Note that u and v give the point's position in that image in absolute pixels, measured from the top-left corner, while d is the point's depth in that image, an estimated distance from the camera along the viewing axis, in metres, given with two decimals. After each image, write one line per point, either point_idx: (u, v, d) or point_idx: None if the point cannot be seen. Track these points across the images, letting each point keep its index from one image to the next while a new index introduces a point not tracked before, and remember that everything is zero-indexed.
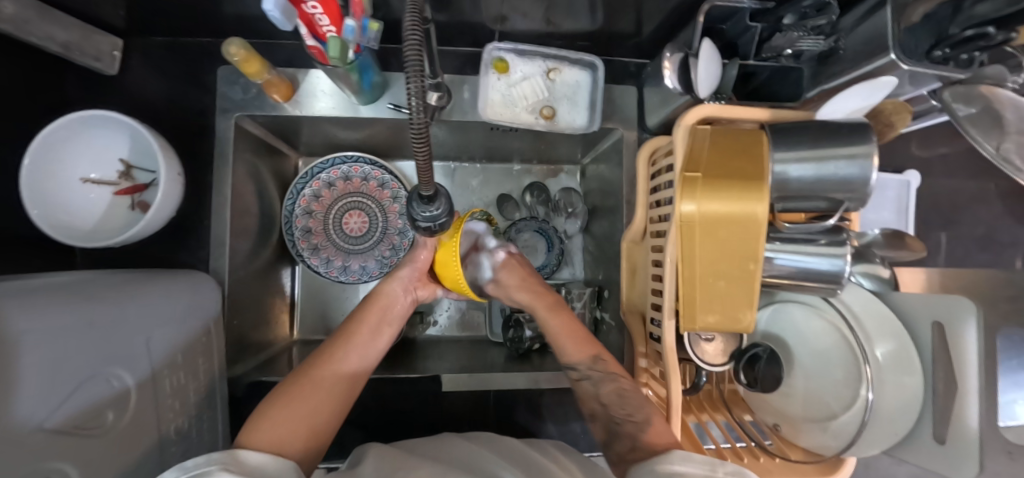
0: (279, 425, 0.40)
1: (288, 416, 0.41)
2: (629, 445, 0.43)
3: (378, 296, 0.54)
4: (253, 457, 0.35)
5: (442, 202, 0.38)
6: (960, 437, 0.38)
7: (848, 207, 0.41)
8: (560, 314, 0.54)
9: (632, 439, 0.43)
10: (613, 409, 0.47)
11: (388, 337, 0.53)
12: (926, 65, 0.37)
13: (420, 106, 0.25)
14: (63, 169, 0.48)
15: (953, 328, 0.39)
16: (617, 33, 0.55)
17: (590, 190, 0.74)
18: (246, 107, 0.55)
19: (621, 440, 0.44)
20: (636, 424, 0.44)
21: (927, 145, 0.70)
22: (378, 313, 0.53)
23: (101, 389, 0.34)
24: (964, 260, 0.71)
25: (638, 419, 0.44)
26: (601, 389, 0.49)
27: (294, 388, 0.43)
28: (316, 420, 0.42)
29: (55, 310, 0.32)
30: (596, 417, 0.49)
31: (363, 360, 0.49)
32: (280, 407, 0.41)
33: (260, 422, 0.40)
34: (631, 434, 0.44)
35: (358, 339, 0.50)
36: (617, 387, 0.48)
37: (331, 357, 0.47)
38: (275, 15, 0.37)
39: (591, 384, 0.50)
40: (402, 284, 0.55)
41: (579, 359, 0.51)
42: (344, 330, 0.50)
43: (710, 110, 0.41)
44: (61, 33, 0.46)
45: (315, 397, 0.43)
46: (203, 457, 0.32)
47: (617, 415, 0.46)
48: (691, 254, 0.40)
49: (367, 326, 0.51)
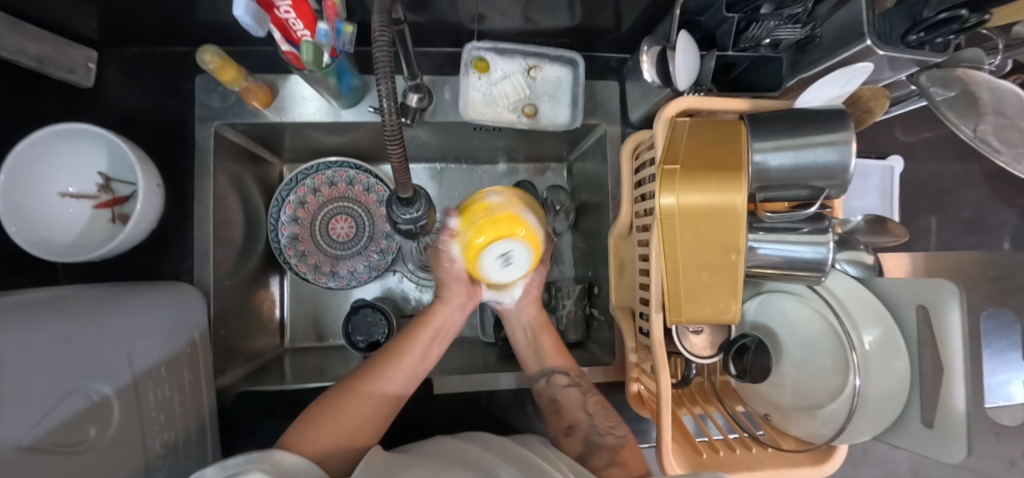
0: (330, 433, 0.39)
1: (336, 424, 0.40)
2: (607, 459, 0.44)
3: (432, 316, 0.53)
4: (290, 459, 0.33)
5: (421, 204, 0.40)
6: (947, 420, 0.38)
7: (829, 195, 0.41)
8: (544, 328, 0.57)
9: (611, 454, 0.45)
10: (596, 421, 0.49)
11: (433, 358, 0.51)
12: (901, 50, 0.38)
13: (391, 106, 0.29)
14: (40, 184, 0.47)
15: (936, 313, 0.39)
16: (597, 28, 0.55)
17: (577, 187, 0.73)
18: (226, 116, 0.55)
19: (600, 452, 0.45)
20: (617, 438, 0.47)
21: (911, 129, 0.70)
22: (427, 332, 0.51)
23: (81, 405, 0.33)
24: (952, 243, 0.72)
25: (618, 433, 0.48)
26: (587, 399, 0.52)
27: (342, 398, 0.43)
28: (355, 434, 0.41)
29: (24, 329, 0.30)
30: (575, 430, 0.49)
31: (408, 381, 0.48)
32: (328, 415, 0.41)
33: (308, 429, 0.39)
34: (610, 446, 0.46)
35: (407, 359, 0.48)
36: (598, 401, 0.52)
37: (377, 373, 0.46)
38: (247, 21, 0.37)
39: (578, 392, 0.52)
40: (454, 307, 0.54)
41: (568, 368, 0.54)
42: (394, 345, 0.49)
43: (688, 102, 0.41)
44: (33, 47, 0.45)
45: (361, 411, 0.43)
46: (243, 457, 0.31)
47: (599, 428, 0.49)
48: (673, 248, 0.40)
49: (417, 346, 0.50)
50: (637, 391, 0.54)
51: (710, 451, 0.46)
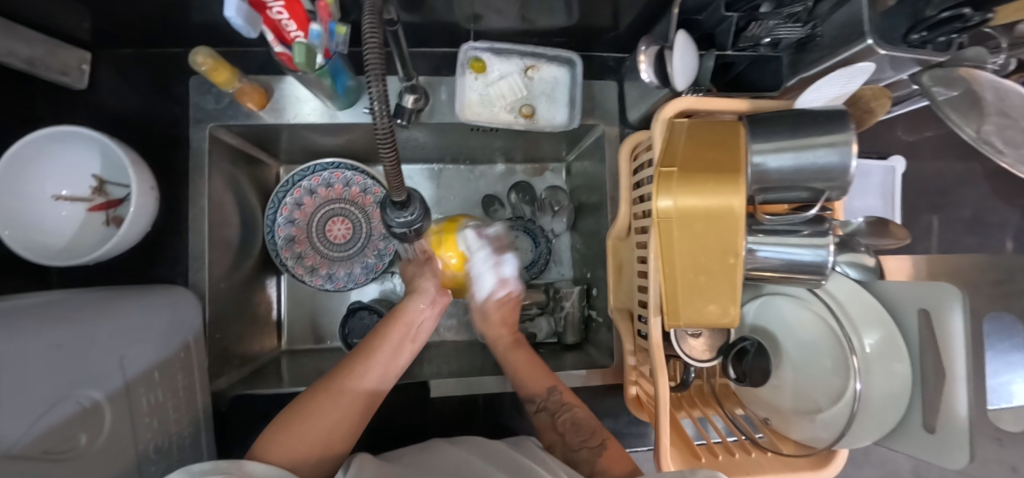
0: (297, 439, 0.38)
1: (309, 431, 0.39)
2: (588, 471, 0.43)
3: (402, 313, 0.52)
4: (260, 468, 0.32)
5: (415, 207, 0.39)
6: (951, 425, 0.37)
7: (829, 196, 0.40)
8: (518, 351, 0.56)
9: (590, 465, 0.43)
10: (570, 438, 0.47)
11: (406, 355, 0.51)
12: (902, 49, 0.37)
13: (383, 112, 0.29)
14: (31, 186, 0.47)
15: (938, 317, 0.39)
16: (594, 27, 0.55)
17: (575, 188, 0.73)
18: (220, 117, 0.54)
19: (579, 466, 0.44)
20: (591, 450, 0.44)
21: (912, 128, 0.69)
22: (400, 328, 0.51)
23: (71, 413, 0.32)
24: (953, 242, 0.71)
25: (591, 445, 0.45)
26: (557, 419, 0.49)
27: (312, 400, 0.42)
28: (327, 437, 0.40)
29: (13, 336, 0.30)
30: (553, 448, 0.48)
31: (382, 378, 0.47)
32: (297, 419, 0.40)
33: (277, 436, 0.38)
34: (585, 460, 0.44)
35: (380, 357, 0.47)
36: (571, 416, 0.48)
37: (349, 372, 0.45)
38: (237, 22, 0.36)
39: (547, 416, 0.49)
40: (427, 299, 0.55)
41: (536, 392, 0.51)
42: (367, 345, 0.48)
43: (686, 103, 0.40)
44: (25, 49, 0.44)
45: (333, 411, 0.41)
46: (208, 465, 0.30)
47: (573, 443, 0.46)
48: (670, 250, 0.39)
49: (389, 342, 0.49)
50: (636, 394, 0.53)
51: (709, 456, 0.45)
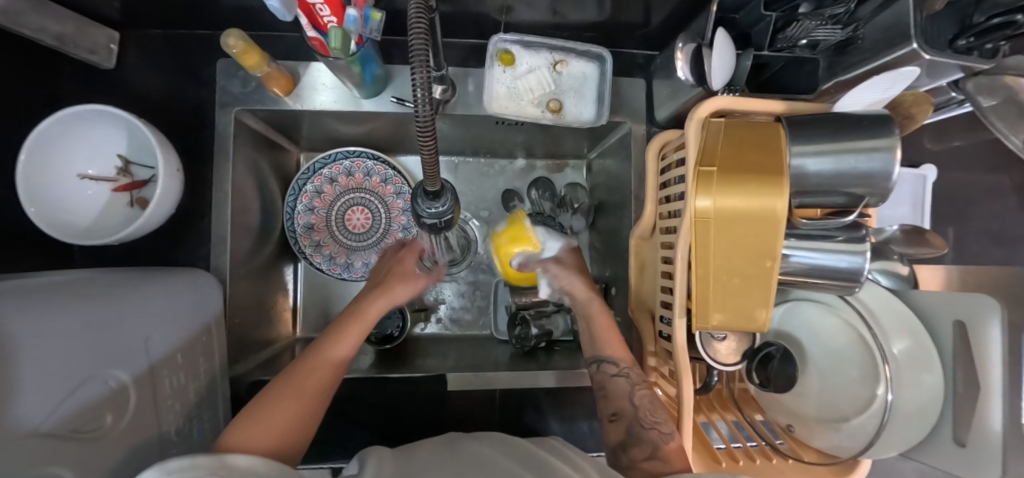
0: (273, 426, 0.36)
1: (281, 419, 0.37)
2: (648, 451, 0.41)
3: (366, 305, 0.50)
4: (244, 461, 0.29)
5: (447, 199, 0.39)
6: (983, 438, 0.37)
7: (867, 203, 0.39)
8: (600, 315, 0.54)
9: (653, 446, 0.42)
10: (642, 412, 0.45)
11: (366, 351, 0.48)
12: (948, 54, 0.36)
13: (425, 100, 0.27)
14: (59, 164, 0.47)
15: (973, 328, 0.39)
16: (625, 23, 0.54)
17: (596, 185, 0.72)
18: (246, 102, 0.54)
19: (641, 444, 0.42)
20: (662, 433, 0.42)
21: (942, 138, 0.68)
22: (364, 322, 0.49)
23: (99, 391, 0.32)
24: (979, 256, 0.70)
25: (663, 429, 0.43)
26: (636, 390, 0.47)
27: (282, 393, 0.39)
28: (301, 426, 0.38)
29: (44, 313, 0.30)
30: (620, 417, 0.45)
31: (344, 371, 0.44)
32: (271, 410, 0.37)
33: (247, 426, 0.35)
34: (652, 441, 0.42)
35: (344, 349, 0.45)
36: (648, 393, 0.46)
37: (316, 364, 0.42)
38: (276, 7, 0.36)
39: (627, 383, 0.47)
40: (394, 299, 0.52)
41: (619, 357, 0.49)
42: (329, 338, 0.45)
43: (724, 102, 0.39)
44: (55, 26, 0.45)
45: (304, 402, 0.39)
46: (188, 461, 0.26)
47: (643, 419, 0.44)
48: (705, 251, 0.39)
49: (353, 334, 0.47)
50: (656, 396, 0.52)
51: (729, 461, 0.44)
